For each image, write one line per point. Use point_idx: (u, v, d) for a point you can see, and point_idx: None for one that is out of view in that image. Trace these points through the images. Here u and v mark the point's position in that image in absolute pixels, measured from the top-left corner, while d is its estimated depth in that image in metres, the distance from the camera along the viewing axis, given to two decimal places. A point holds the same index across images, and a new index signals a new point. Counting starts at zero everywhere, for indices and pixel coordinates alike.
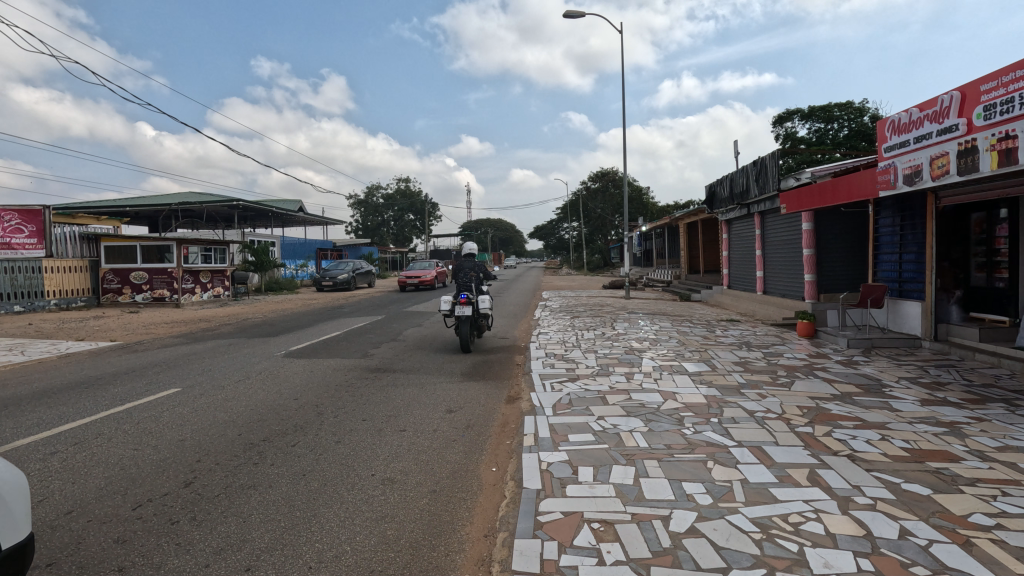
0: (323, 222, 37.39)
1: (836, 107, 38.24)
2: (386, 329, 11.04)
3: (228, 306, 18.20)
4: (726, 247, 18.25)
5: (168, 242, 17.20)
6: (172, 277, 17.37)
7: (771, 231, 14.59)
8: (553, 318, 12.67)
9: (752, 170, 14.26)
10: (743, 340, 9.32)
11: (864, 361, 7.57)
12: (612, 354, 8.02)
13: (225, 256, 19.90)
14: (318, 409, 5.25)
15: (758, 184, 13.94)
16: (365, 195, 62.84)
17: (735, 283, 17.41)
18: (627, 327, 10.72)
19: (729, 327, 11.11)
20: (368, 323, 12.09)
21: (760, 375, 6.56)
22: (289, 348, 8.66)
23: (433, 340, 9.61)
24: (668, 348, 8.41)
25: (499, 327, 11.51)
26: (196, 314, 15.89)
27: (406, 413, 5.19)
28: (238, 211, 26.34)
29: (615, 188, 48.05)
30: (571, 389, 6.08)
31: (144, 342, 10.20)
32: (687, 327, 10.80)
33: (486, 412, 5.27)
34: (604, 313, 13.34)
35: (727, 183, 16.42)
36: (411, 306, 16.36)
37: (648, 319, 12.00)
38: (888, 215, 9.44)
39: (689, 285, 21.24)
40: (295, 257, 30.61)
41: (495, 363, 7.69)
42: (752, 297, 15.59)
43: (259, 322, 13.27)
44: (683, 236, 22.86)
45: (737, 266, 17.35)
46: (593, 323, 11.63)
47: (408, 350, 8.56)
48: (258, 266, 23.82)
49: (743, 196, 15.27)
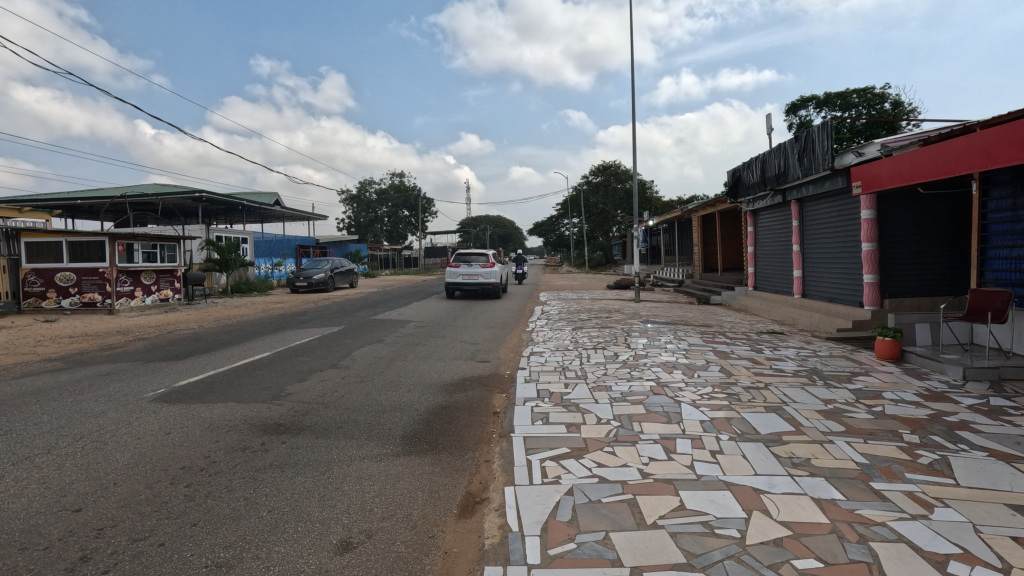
0: (305, 218, 34.84)
1: (855, 93, 35.73)
2: (336, 347, 8.62)
3: (177, 312, 15.75)
4: (752, 241, 15.82)
5: (100, 237, 14.63)
6: (104, 279, 14.75)
7: (814, 220, 12.17)
8: (551, 331, 10.22)
9: (793, 147, 11.71)
10: (807, 366, 6.87)
11: (1010, 406, 5.09)
12: (635, 394, 5.52)
13: (178, 255, 17.47)
14: (86, 549, 2.70)
15: (801, 163, 11.37)
16: (358, 190, 60.38)
17: (765, 284, 14.98)
18: (646, 345, 8.23)
19: (779, 343, 8.65)
20: (317, 338, 9.63)
21: (881, 442, 4.08)
22: (180, 382, 6.15)
23: (388, 368, 7.11)
24: (712, 383, 5.93)
25: (481, 343, 9.08)
26: (129, 321, 13.31)
27: (256, 554, 2.68)
28: (202, 204, 23.79)
29: (618, 182, 45.64)
30: (575, 478, 3.56)
31: (9, 367, 7.66)
32: (725, 345, 8.31)
33: (413, 552, 2.75)
34: (614, 323, 10.88)
35: (757, 164, 13.84)
36: (382, 313, 13.88)
37: (670, 331, 9.54)
38: (1006, 194, 6.92)
39: (705, 285, 18.88)
40: (271, 255, 27.99)
41: (464, 412, 5.21)
42: (791, 300, 13.07)
43: (194, 334, 10.83)
44: (697, 231, 20.47)
45: (767, 264, 14.92)
46: (600, 337, 9.18)
47: (343, 388, 6.03)
48: (223, 265, 21.34)
49: (778, 179, 12.78)
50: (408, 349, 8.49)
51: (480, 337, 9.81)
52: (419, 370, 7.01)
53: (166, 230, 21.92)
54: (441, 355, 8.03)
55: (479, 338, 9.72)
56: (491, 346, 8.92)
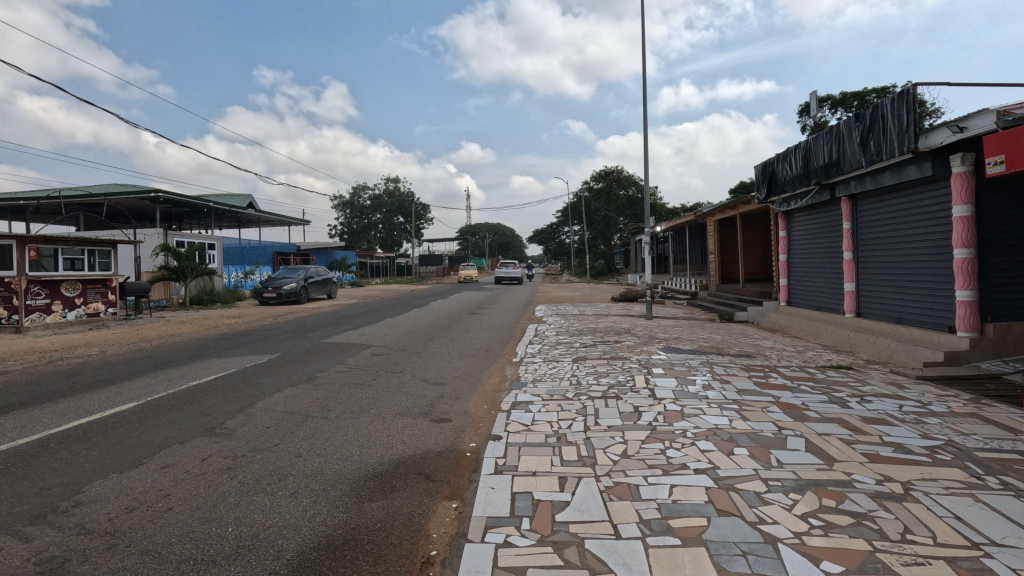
0: (286, 222, 32.46)
1: (873, 93, 33.59)
2: (243, 391, 6.17)
3: (105, 328, 13.35)
4: (784, 248, 13.47)
5: (6, 240, 12.17)
6: (11, 291, 12.31)
7: (874, 222, 9.85)
8: (544, 363, 7.84)
9: (851, 127, 9.26)
10: (937, 438, 4.43)
11: None
12: (683, 518, 3.09)
13: (115, 263, 15.08)
14: None
15: (865, 148, 8.93)
16: (350, 196, 58.14)
17: (803, 299, 12.64)
18: (677, 392, 5.82)
19: (860, 387, 6.23)
20: (230, 374, 7.16)
21: None
22: None
23: (290, 437, 4.63)
24: (807, 481, 3.49)
25: (447, 386, 6.61)
26: (29, 342, 10.88)
27: None
28: (160, 205, 21.41)
29: (620, 188, 43.38)
30: None
31: None
32: (786, 392, 5.89)
33: None
34: (627, 352, 8.47)
35: (798, 154, 11.39)
36: (342, 333, 11.47)
37: (704, 367, 7.16)
38: None
39: (724, 298, 16.59)
40: (242, 262, 25.55)
41: (369, 563, 2.73)
42: (840, 320, 10.67)
43: (82, 362, 8.39)
44: (713, 237, 18.11)
45: (805, 275, 12.60)
46: (612, 375, 6.77)
47: (182, 490, 3.54)
48: (179, 273, 18.93)
49: (827, 171, 10.34)
50: (339, 397, 6.02)
51: (449, 374, 7.36)
52: (335, 441, 4.55)
53: (115, 234, 19.53)
54: (381, 408, 5.56)
55: (447, 375, 7.27)
56: (459, 390, 6.44)
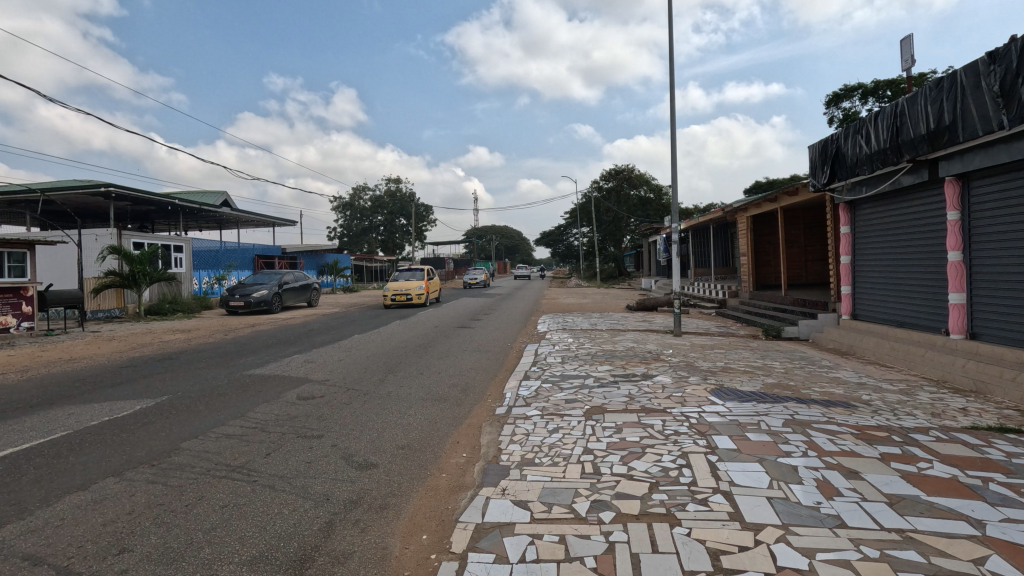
0: (270, 223, 29.97)
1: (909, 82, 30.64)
2: (13, 491, 3.54)
3: (9, 347, 10.87)
4: (846, 248, 10.74)
5: None
6: None
7: (997, 209, 7.12)
8: (541, 420, 5.18)
9: (986, 74, 6.51)
10: None
11: None
12: None
13: (33, 268, 12.65)
14: None
15: (1008, 102, 6.21)
16: (350, 197, 55.59)
17: (877, 312, 9.88)
18: (779, 508, 3.12)
19: None
20: (45, 442, 4.53)
21: None
22: None
23: None
24: None
25: (376, 475, 3.97)
26: None
27: None
28: (117, 202, 19.00)
29: (631, 187, 40.66)
30: None
31: None
32: (981, 508, 3.18)
33: None
34: (663, 397, 5.79)
35: (882, 122, 8.66)
36: (284, 358, 8.83)
37: (793, 436, 4.44)
38: None
39: (762, 308, 13.86)
40: (214, 266, 23.09)
41: None
42: (944, 344, 7.93)
43: None
44: (745, 237, 15.39)
45: (878, 283, 9.85)
46: (649, 454, 4.09)
47: None
48: (131, 280, 16.43)
49: (931, 142, 7.58)
50: (170, 509, 3.37)
51: (390, 442, 4.71)
52: None
53: (61, 235, 17.12)
54: (221, 547, 2.92)
55: (388, 445, 4.62)
56: (391, 487, 3.77)
